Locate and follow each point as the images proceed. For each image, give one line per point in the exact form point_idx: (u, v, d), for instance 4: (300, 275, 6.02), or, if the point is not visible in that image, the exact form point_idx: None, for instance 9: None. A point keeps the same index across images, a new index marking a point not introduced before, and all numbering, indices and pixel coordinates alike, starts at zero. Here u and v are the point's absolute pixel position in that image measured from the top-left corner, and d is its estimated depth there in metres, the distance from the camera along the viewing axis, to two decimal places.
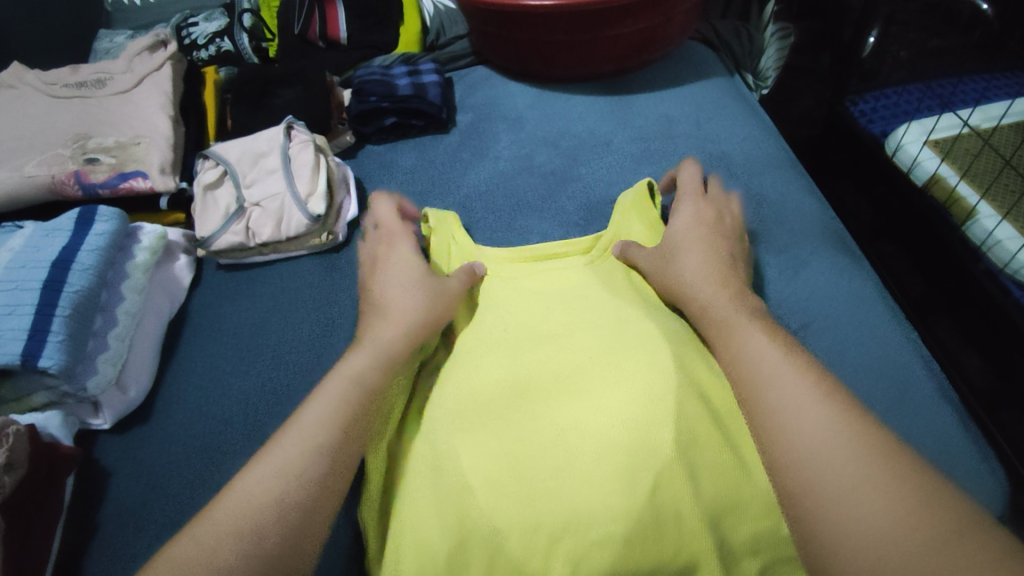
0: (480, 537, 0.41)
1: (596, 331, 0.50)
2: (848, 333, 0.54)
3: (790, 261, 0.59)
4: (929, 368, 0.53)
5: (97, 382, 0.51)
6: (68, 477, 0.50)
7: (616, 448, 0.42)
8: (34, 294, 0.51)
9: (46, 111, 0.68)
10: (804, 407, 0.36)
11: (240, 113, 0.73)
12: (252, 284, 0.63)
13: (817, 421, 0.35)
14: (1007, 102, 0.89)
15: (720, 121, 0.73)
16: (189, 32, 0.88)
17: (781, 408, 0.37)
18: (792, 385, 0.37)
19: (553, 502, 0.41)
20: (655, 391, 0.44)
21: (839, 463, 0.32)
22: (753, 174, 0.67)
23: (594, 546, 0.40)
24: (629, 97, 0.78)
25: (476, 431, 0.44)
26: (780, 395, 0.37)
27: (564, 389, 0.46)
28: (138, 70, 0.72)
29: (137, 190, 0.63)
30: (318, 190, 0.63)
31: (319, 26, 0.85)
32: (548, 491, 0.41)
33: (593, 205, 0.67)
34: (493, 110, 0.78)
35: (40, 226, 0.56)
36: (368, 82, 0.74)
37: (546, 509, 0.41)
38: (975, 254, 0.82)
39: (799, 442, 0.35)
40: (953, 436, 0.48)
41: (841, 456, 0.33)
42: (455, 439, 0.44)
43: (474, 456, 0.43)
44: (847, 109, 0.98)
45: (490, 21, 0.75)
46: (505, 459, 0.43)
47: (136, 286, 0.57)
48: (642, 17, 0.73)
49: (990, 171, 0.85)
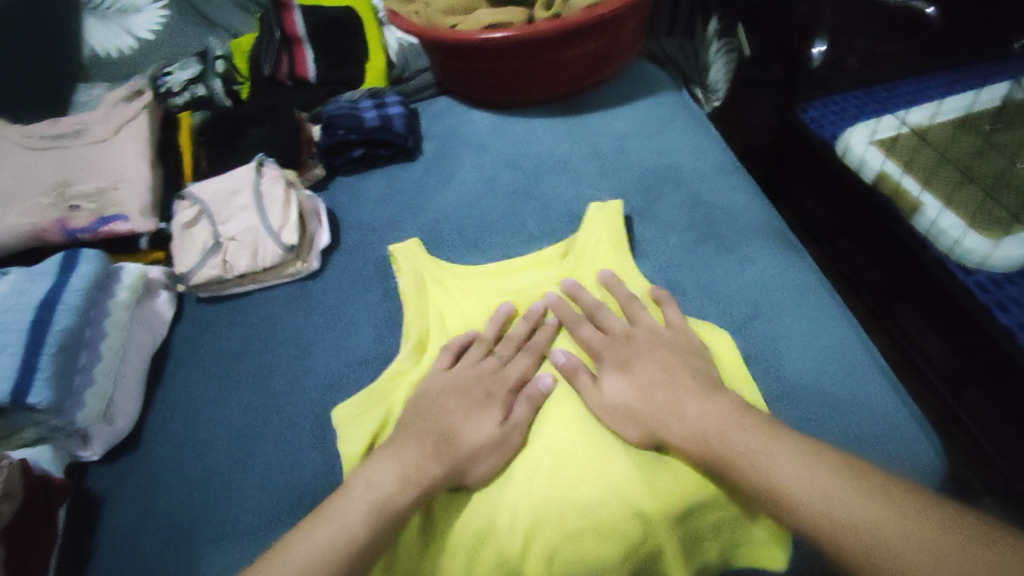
0: (468, 542, 0.47)
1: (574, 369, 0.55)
2: (793, 324, 0.57)
3: (736, 261, 0.63)
4: (867, 349, 0.56)
5: (85, 415, 0.54)
6: (60, 508, 0.52)
7: (596, 467, 0.47)
8: (21, 334, 0.53)
9: (27, 163, 0.72)
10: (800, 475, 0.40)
11: (214, 153, 0.77)
12: (233, 315, 0.66)
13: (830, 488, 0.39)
14: (937, 102, 0.94)
15: (670, 134, 0.77)
16: (163, 80, 0.92)
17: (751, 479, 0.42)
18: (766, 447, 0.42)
19: (534, 517, 0.46)
20: (624, 405, 0.50)
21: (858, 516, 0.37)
22: (702, 181, 0.71)
23: (567, 536, 0.45)
24: (584, 116, 0.82)
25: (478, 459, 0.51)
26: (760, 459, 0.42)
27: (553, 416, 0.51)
28: (115, 119, 0.76)
29: (118, 233, 0.67)
30: (290, 222, 0.66)
31: (287, 67, 0.90)
32: (533, 509, 0.47)
33: (552, 220, 0.71)
34: (456, 137, 0.82)
35: (25, 271, 0.59)
36: (335, 117, 0.78)
37: (523, 518, 0.47)
38: (924, 244, 0.86)
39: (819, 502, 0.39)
40: (886, 406, 0.51)
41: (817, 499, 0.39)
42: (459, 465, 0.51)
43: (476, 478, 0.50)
44: (798, 117, 1.02)
45: (448, 53, 0.79)
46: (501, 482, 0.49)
47: (120, 322, 0.60)
48: (590, 42, 0.77)
49: (929, 164, 0.89)
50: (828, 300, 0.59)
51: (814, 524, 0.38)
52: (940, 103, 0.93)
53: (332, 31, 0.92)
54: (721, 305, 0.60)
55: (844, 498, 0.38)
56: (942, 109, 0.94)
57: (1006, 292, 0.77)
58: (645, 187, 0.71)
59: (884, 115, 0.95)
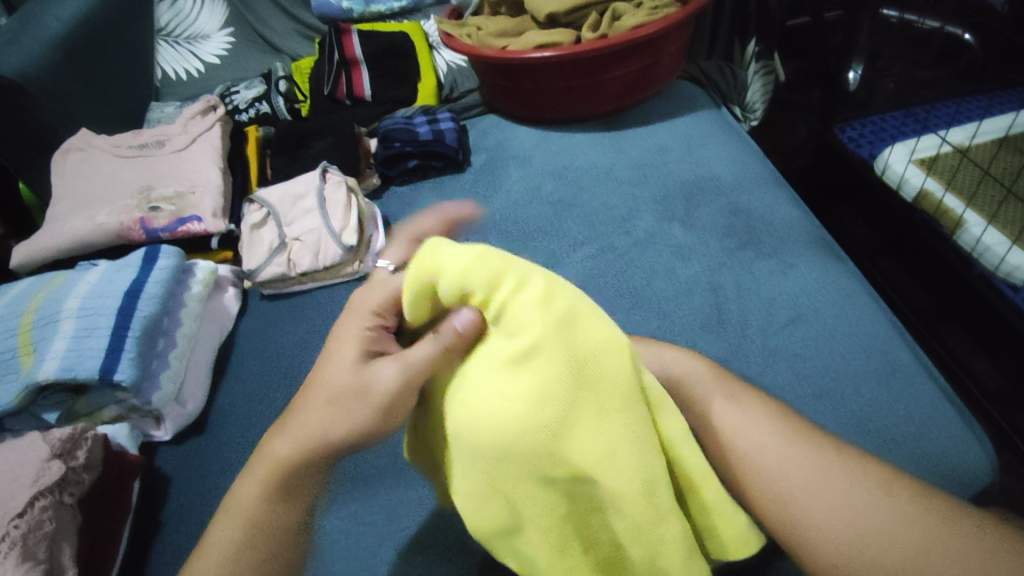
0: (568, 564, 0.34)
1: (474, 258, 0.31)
2: (831, 340, 0.56)
3: (776, 266, 0.64)
4: (911, 351, 0.55)
5: (160, 396, 0.57)
6: (135, 481, 0.55)
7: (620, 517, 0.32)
8: (110, 318, 0.58)
9: (112, 167, 0.78)
10: (764, 445, 0.39)
11: (280, 163, 0.83)
12: (291, 309, 0.70)
13: (815, 479, 0.36)
14: (977, 123, 0.94)
15: (711, 149, 0.80)
16: (233, 99, 1.00)
17: (803, 517, 0.36)
18: (726, 410, 0.41)
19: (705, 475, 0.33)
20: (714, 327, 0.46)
21: (834, 501, 0.35)
22: (741, 191, 0.73)
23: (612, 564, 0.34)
24: (626, 132, 0.86)
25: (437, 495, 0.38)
26: (727, 429, 0.40)
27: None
28: (191, 131, 0.82)
29: (193, 232, 0.72)
30: (350, 225, 0.71)
31: (346, 86, 0.96)
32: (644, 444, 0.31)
33: (599, 226, 0.73)
34: (503, 151, 0.86)
35: (112, 264, 0.64)
36: (391, 130, 0.83)
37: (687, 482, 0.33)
38: (967, 261, 0.85)
39: (795, 494, 0.36)
40: (930, 394, 0.51)
41: (852, 521, 0.35)
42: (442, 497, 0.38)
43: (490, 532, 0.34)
44: (836, 136, 1.03)
45: (497, 74, 0.85)
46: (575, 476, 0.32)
47: (192, 313, 0.64)
48: (634, 62, 0.81)
49: (972, 182, 0.88)
50: (868, 304, 0.59)
51: (805, 520, 0.35)
52: (978, 124, 0.93)
53: (389, 54, 0.98)
54: (761, 309, 0.60)
55: (826, 481, 0.36)
56: (982, 130, 0.93)
57: None
58: (686, 196, 0.74)
59: (924, 134, 0.95)
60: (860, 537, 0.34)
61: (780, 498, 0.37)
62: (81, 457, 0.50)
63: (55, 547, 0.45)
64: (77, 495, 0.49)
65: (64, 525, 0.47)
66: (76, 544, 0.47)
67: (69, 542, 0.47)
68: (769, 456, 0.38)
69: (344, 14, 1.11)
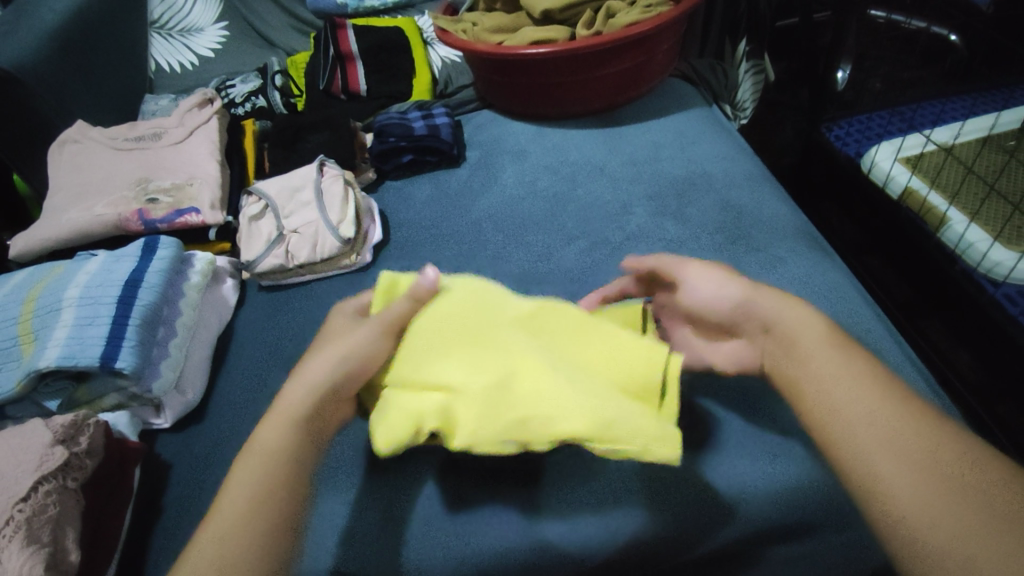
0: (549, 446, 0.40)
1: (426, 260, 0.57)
2: None
3: (766, 260, 0.65)
4: (894, 341, 0.57)
5: (160, 385, 0.58)
6: (135, 468, 0.55)
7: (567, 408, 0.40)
8: (111, 307, 0.59)
9: (109, 159, 0.78)
10: (857, 399, 0.39)
11: (277, 156, 0.84)
12: (288, 301, 0.71)
13: (901, 435, 0.37)
14: (959, 123, 0.96)
15: (702, 146, 0.82)
16: (228, 92, 1.00)
17: (859, 455, 0.37)
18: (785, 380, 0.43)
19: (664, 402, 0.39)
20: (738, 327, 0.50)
21: (917, 460, 0.36)
22: (732, 188, 0.75)
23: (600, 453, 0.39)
24: (620, 129, 0.87)
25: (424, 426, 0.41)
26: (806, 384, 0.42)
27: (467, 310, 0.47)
28: (188, 124, 0.83)
29: (191, 224, 0.73)
30: (348, 217, 0.72)
31: (342, 81, 0.97)
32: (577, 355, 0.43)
33: (593, 220, 0.74)
34: (498, 146, 0.88)
35: (112, 254, 0.65)
36: (387, 125, 0.84)
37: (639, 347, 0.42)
38: (951, 257, 0.87)
39: (882, 444, 0.37)
40: (911, 383, 0.53)
41: (933, 477, 0.35)
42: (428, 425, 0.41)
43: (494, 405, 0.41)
44: (824, 135, 1.05)
45: (493, 69, 0.86)
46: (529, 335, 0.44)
47: (191, 303, 0.65)
48: (627, 59, 0.82)
49: (955, 181, 0.91)
50: (853, 297, 0.61)
51: (886, 468, 0.36)
52: (961, 124, 0.95)
53: (385, 50, 0.99)
54: None
55: (913, 441, 0.37)
56: (966, 129, 0.95)
57: None
58: (677, 192, 0.75)
59: (909, 133, 0.97)
60: (938, 492, 0.34)
61: (863, 445, 0.37)
62: (83, 443, 0.51)
63: (59, 530, 0.46)
64: (80, 480, 0.49)
65: (68, 508, 0.48)
66: (79, 527, 0.48)
67: (73, 525, 0.47)
68: (861, 407, 0.39)
69: (339, 9, 1.11)
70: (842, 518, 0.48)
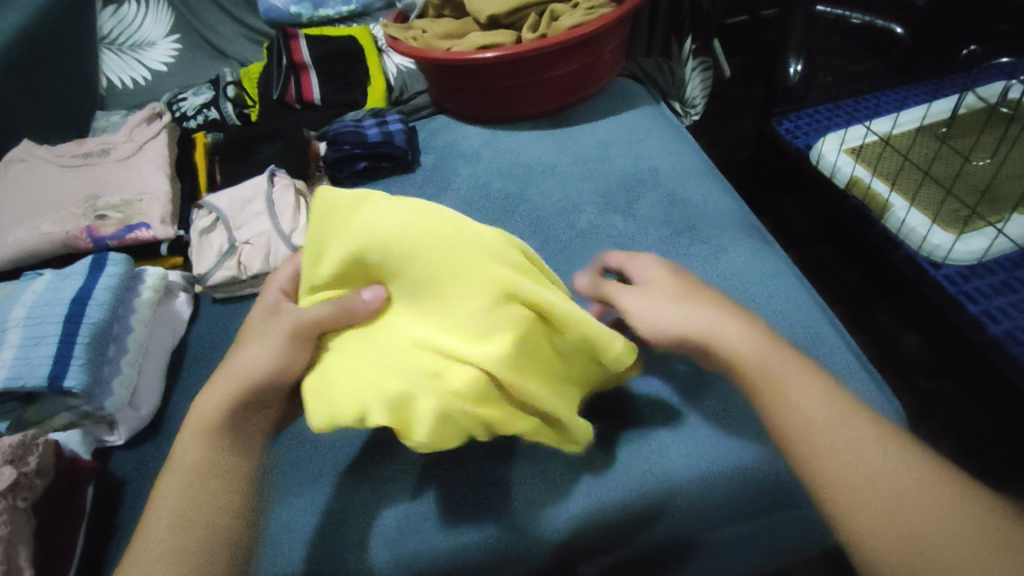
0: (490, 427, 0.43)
1: (360, 200, 0.46)
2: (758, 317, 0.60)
3: (710, 251, 0.67)
4: (831, 324, 0.60)
5: (113, 402, 0.58)
6: (89, 486, 0.55)
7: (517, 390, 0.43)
8: (58, 326, 0.58)
9: (56, 177, 0.78)
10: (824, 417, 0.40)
11: (229, 168, 0.84)
12: (242, 312, 0.71)
13: (871, 462, 0.38)
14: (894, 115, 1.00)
15: (650, 143, 0.84)
16: (180, 106, 1.00)
17: (831, 481, 0.38)
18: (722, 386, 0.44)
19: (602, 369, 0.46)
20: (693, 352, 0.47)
21: (886, 481, 0.37)
22: (678, 183, 0.77)
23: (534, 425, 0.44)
24: (571, 129, 0.89)
25: (367, 416, 0.41)
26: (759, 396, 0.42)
27: (427, 291, 0.44)
28: (138, 139, 0.82)
29: (142, 239, 0.72)
30: (300, 227, 0.73)
31: (295, 90, 0.96)
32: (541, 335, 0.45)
33: (545, 219, 0.75)
34: (451, 150, 0.89)
35: (59, 272, 0.64)
36: (341, 133, 0.85)
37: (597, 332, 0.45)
38: (894, 242, 0.89)
39: (852, 471, 0.38)
40: (845, 363, 0.55)
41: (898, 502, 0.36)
42: (376, 417, 0.40)
43: (452, 399, 0.41)
44: (775, 128, 1.08)
45: (443, 74, 0.87)
46: (497, 336, 0.43)
47: (143, 319, 0.65)
48: (574, 61, 0.84)
49: (894, 170, 0.93)
50: (793, 283, 0.63)
51: (859, 497, 0.37)
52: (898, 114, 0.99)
53: (337, 58, 0.99)
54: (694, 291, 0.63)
55: (879, 465, 0.38)
56: (900, 121, 0.99)
57: (973, 284, 0.80)
58: (626, 189, 0.77)
59: (851, 126, 1.00)
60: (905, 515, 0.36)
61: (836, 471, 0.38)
62: (32, 463, 0.50)
63: (10, 550, 0.46)
64: (30, 500, 0.49)
65: (18, 529, 0.47)
66: (31, 547, 0.48)
67: (25, 545, 0.47)
68: (831, 428, 0.39)
69: (292, 19, 1.11)
70: (780, 494, 0.50)
